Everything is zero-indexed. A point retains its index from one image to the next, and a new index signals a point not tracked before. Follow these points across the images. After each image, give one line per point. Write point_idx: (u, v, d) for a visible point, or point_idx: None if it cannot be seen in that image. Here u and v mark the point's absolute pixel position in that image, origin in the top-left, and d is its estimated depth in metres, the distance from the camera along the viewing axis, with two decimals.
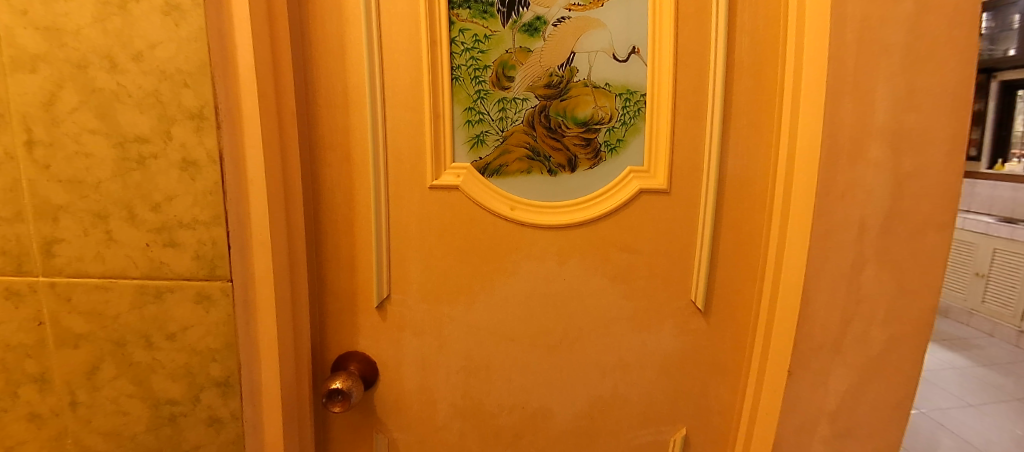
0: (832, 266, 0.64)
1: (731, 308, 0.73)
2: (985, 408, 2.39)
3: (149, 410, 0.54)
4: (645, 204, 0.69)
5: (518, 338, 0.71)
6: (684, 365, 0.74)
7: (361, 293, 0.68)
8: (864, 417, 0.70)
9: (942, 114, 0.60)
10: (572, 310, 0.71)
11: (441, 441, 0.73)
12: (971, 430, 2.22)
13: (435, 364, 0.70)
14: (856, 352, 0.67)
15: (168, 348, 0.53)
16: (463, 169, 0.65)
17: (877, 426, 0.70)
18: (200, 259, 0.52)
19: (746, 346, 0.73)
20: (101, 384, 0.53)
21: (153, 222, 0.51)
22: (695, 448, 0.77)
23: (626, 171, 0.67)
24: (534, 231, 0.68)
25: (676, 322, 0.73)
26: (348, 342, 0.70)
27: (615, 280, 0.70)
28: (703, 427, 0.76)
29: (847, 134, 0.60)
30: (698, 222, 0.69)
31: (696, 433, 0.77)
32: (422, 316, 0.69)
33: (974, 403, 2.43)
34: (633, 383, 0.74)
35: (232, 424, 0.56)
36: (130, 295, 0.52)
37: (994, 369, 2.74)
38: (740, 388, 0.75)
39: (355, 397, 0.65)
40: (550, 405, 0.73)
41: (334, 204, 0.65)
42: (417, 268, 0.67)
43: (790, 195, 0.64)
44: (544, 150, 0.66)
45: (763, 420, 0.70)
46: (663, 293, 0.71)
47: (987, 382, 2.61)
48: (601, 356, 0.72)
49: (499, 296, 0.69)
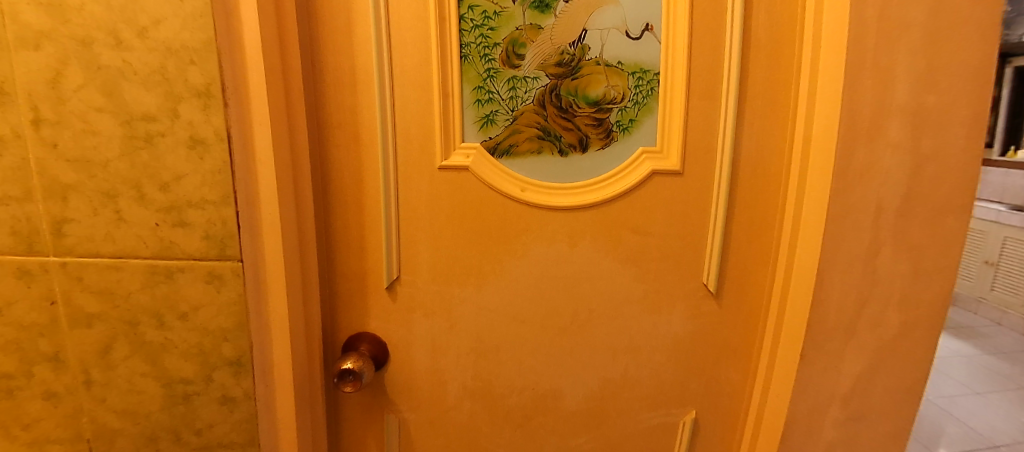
0: (848, 249, 0.63)
1: (744, 290, 0.72)
2: (991, 396, 2.38)
3: (162, 389, 0.55)
4: (658, 186, 0.67)
5: (529, 320, 0.70)
6: (695, 347, 0.74)
7: (370, 275, 0.68)
8: (877, 402, 0.69)
9: (964, 95, 0.58)
10: (582, 292, 0.70)
11: (451, 422, 0.73)
12: (976, 418, 2.22)
13: (445, 346, 0.70)
14: (871, 334, 0.66)
15: (179, 328, 0.53)
16: (472, 149, 0.64)
17: (889, 410, 0.69)
18: (210, 239, 0.51)
19: (759, 329, 0.72)
20: (115, 363, 0.53)
21: (163, 202, 0.50)
22: (704, 431, 0.77)
23: (638, 152, 0.66)
24: (545, 212, 0.67)
25: (687, 305, 0.72)
26: (358, 323, 0.69)
27: (626, 263, 0.69)
28: (713, 409, 0.76)
29: (867, 114, 0.58)
30: (712, 203, 0.68)
31: (705, 416, 0.76)
32: (432, 298, 0.68)
33: (981, 391, 2.42)
34: (644, 366, 0.74)
35: (245, 404, 0.56)
36: (141, 275, 0.52)
37: (1002, 357, 2.72)
38: (752, 371, 0.74)
39: (365, 378, 0.65)
40: (560, 387, 0.73)
41: (343, 185, 0.64)
42: (426, 250, 0.67)
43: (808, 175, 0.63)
44: (554, 130, 0.64)
45: (774, 403, 0.70)
46: (674, 275, 0.71)
47: (993, 370, 2.60)
48: (612, 338, 0.72)
49: (509, 278, 0.68)
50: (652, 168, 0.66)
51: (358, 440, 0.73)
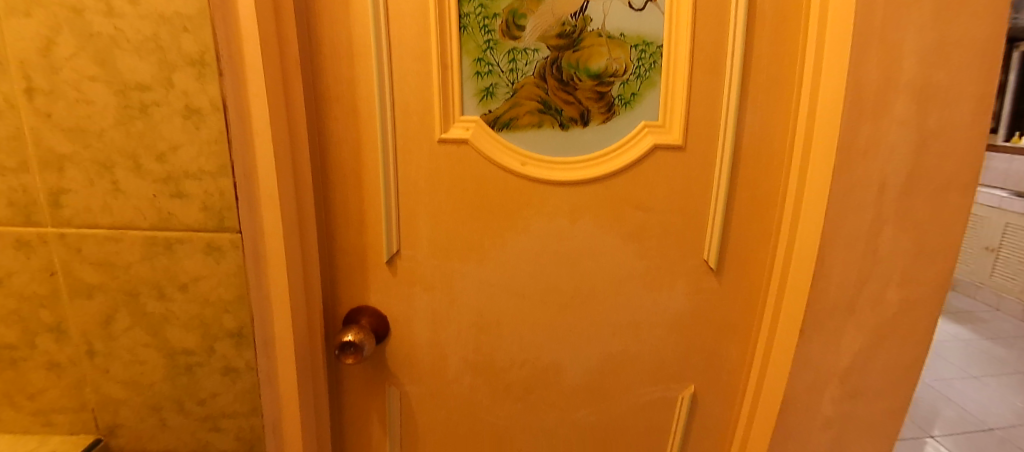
0: (851, 224, 0.62)
1: (745, 265, 0.72)
2: (988, 380, 2.40)
3: (165, 360, 0.55)
4: (660, 161, 0.67)
5: (529, 295, 0.70)
6: (694, 324, 0.74)
7: (370, 249, 0.67)
8: (874, 378, 0.70)
9: (971, 71, 0.57)
10: (583, 268, 0.70)
11: (452, 395, 0.74)
12: (972, 402, 2.24)
13: (446, 321, 0.71)
14: (872, 310, 0.66)
15: (180, 299, 0.53)
16: (472, 122, 0.63)
17: (886, 386, 0.70)
18: (208, 210, 0.51)
19: (759, 304, 0.72)
20: (117, 334, 0.54)
21: (160, 173, 0.50)
22: (702, 406, 0.78)
23: (640, 126, 0.65)
24: (546, 187, 0.66)
25: (688, 281, 0.72)
26: (359, 296, 0.69)
27: (627, 239, 0.69)
28: (712, 385, 0.77)
29: (872, 89, 0.57)
30: (714, 178, 0.67)
31: (704, 392, 0.77)
32: (432, 272, 0.69)
33: (977, 375, 2.44)
34: (644, 342, 0.74)
35: (247, 374, 0.56)
36: (140, 246, 0.52)
37: (999, 342, 2.74)
38: (752, 346, 0.74)
39: (367, 350, 0.65)
40: (560, 362, 0.74)
41: (341, 158, 0.63)
42: (427, 224, 0.66)
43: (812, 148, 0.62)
44: (555, 103, 0.64)
45: (772, 377, 0.70)
46: (675, 251, 0.70)
47: (990, 355, 2.62)
48: (612, 314, 0.72)
49: (510, 253, 0.68)
50: (654, 142, 0.65)
51: (360, 413, 0.74)
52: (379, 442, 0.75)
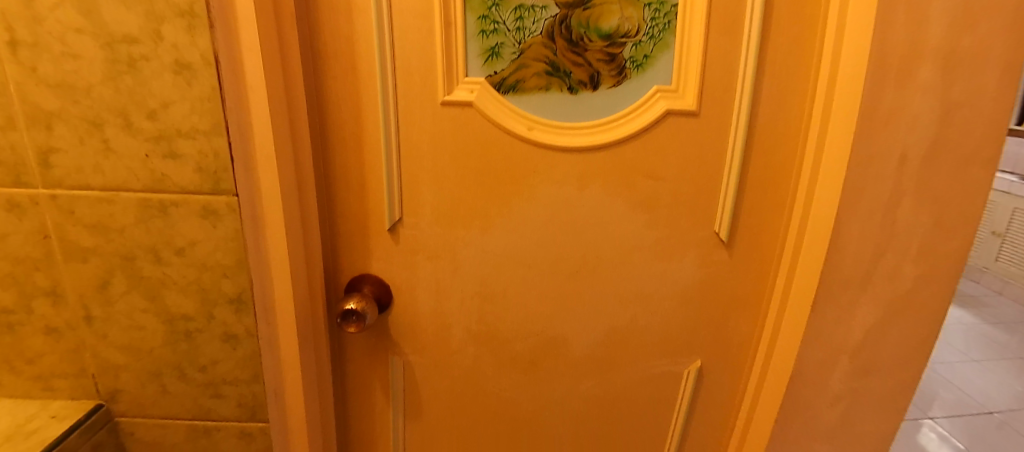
0: (871, 194, 0.59)
1: (758, 237, 0.69)
2: (989, 364, 2.39)
3: (163, 326, 0.54)
4: (672, 127, 0.64)
5: (534, 265, 0.69)
6: (703, 297, 0.72)
7: (372, 217, 0.65)
8: (884, 353, 0.68)
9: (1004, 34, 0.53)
10: (590, 238, 0.68)
11: (456, 366, 0.73)
12: (972, 385, 2.23)
13: (449, 290, 0.69)
14: (889, 282, 0.64)
15: (177, 263, 0.52)
16: (477, 84, 0.60)
17: (896, 361, 0.69)
18: (202, 172, 0.49)
19: (771, 277, 0.70)
20: (114, 298, 0.53)
21: (151, 131, 0.48)
22: (708, 380, 0.77)
23: (652, 91, 0.62)
24: (553, 153, 0.64)
25: (698, 253, 0.70)
26: (361, 265, 0.68)
27: (636, 208, 0.67)
28: (718, 359, 0.76)
29: (899, 52, 0.54)
30: (728, 145, 0.64)
31: (710, 366, 0.76)
32: (435, 240, 0.67)
33: (979, 358, 2.43)
34: (651, 315, 0.72)
35: (247, 341, 0.55)
36: (134, 209, 0.50)
37: (1000, 326, 2.72)
38: (762, 319, 0.73)
39: (369, 319, 0.64)
40: (565, 334, 0.72)
41: (341, 120, 0.61)
42: (430, 191, 0.64)
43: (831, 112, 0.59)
44: (564, 65, 0.60)
45: (780, 350, 0.69)
46: (687, 221, 0.68)
47: (992, 339, 2.60)
48: (619, 286, 0.70)
49: (516, 221, 0.66)
50: (667, 108, 0.62)
51: (363, 382, 0.73)
52: (382, 412, 0.75)
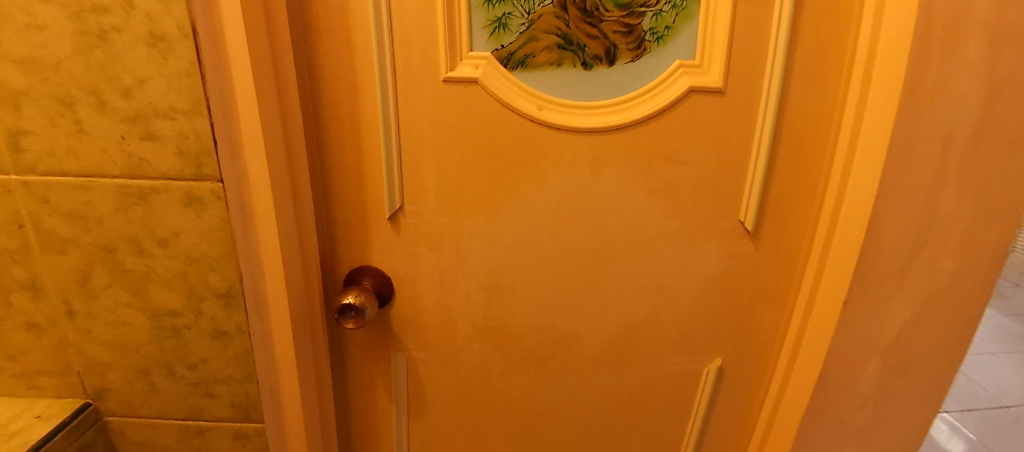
0: (916, 177, 0.53)
1: (786, 225, 0.63)
2: (1005, 356, 2.30)
3: (149, 322, 0.51)
4: (695, 106, 0.58)
5: (544, 256, 0.64)
6: (725, 290, 0.67)
7: (370, 204, 0.61)
8: (922, 351, 0.63)
9: None
10: (605, 227, 0.63)
11: (462, 362, 0.69)
12: (989, 378, 2.15)
13: (454, 283, 0.65)
14: (933, 274, 0.58)
15: (160, 255, 0.48)
16: (482, 59, 0.55)
17: (935, 360, 0.63)
18: (183, 155, 0.45)
19: (800, 268, 0.65)
20: (96, 292, 0.49)
21: (127, 111, 0.44)
22: (728, 379, 0.72)
23: (674, 66, 0.56)
24: (566, 135, 0.58)
25: (721, 243, 0.64)
26: (360, 256, 0.64)
27: (655, 195, 0.62)
28: (740, 356, 0.71)
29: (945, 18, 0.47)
30: (757, 125, 0.58)
31: (730, 364, 0.71)
32: (439, 229, 0.62)
33: (995, 350, 2.34)
34: (669, 309, 0.68)
35: (239, 338, 0.52)
36: (112, 197, 0.46)
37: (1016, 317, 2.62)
38: (789, 314, 0.67)
39: (369, 314, 0.59)
40: (577, 330, 0.68)
41: (336, 100, 0.56)
42: (432, 176, 0.60)
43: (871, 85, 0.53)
44: (577, 37, 0.55)
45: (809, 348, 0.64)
46: (707, 208, 0.63)
47: (1012, 332, 2.49)
48: (635, 278, 0.66)
49: (526, 209, 0.62)
50: (690, 85, 0.56)
51: (365, 379, 0.70)
52: (385, 410, 0.71)
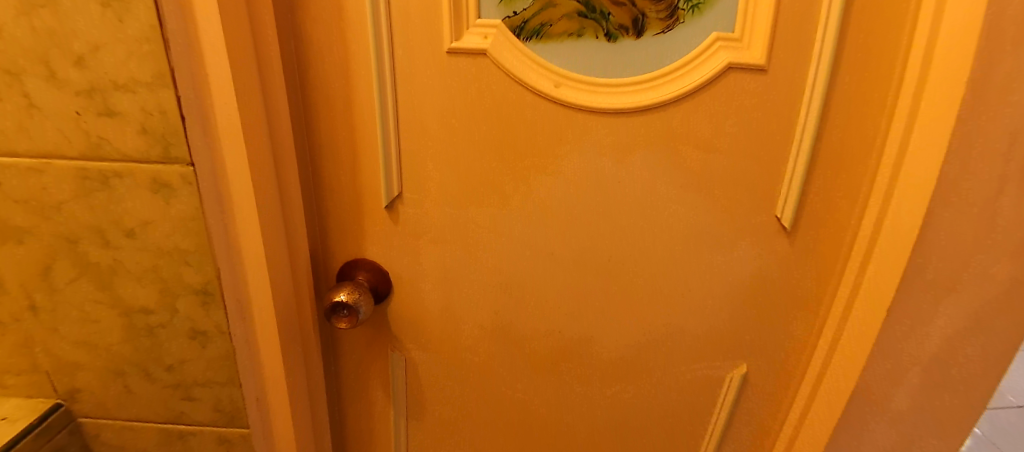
0: (990, 175, 0.45)
1: (826, 223, 0.56)
2: None
3: (120, 320, 0.46)
4: (734, 86, 0.50)
5: (558, 253, 0.58)
6: (756, 293, 0.60)
7: (366, 192, 0.55)
8: (975, 366, 0.56)
9: None
10: (626, 222, 0.56)
11: (465, 364, 0.64)
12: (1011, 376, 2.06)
13: (458, 279, 0.59)
14: (1002, 284, 0.51)
15: (128, 247, 0.43)
16: (493, 28, 0.48)
17: (989, 376, 0.56)
18: (148, 135, 0.39)
19: (838, 272, 0.58)
20: (60, 287, 0.44)
21: (81, 83, 0.38)
22: (752, 387, 0.66)
23: (710, 39, 0.48)
24: (585, 117, 0.52)
25: (755, 240, 0.57)
26: (355, 248, 0.58)
27: (683, 186, 0.55)
28: (768, 363, 0.64)
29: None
30: (800, 110, 0.51)
31: (756, 371, 0.65)
32: (441, 221, 0.56)
33: None
34: (693, 312, 0.61)
35: (219, 339, 0.47)
36: (71, 181, 0.41)
37: None
38: (823, 321, 0.61)
39: (364, 313, 0.54)
40: (591, 332, 0.62)
41: (326, 74, 0.50)
42: (434, 162, 0.54)
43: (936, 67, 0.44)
44: (602, 3, 0.47)
45: (841, 360, 0.57)
46: (740, 203, 0.55)
47: None
48: (657, 278, 0.59)
49: (537, 200, 0.55)
50: (728, 61, 0.48)
51: (361, 379, 0.65)
52: (383, 411, 0.67)
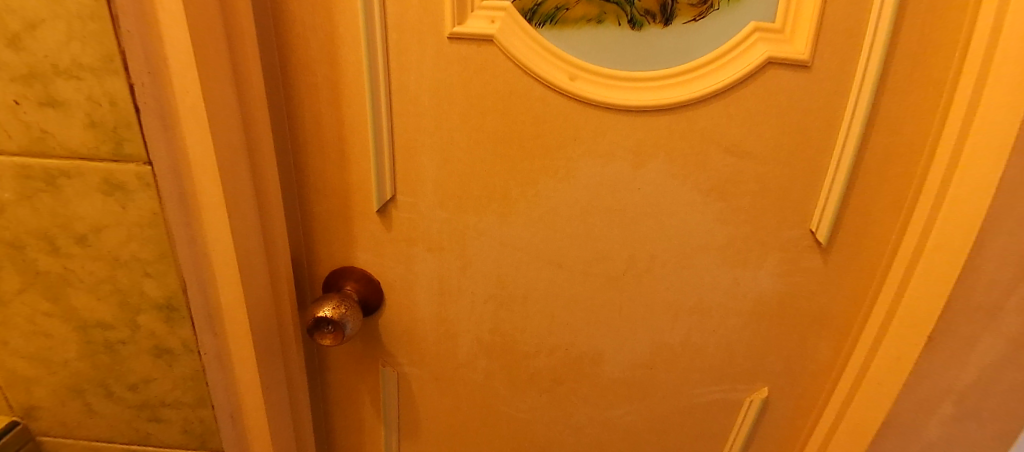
0: None
1: (862, 243, 0.49)
2: None
3: (76, 334, 0.41)
4: (768, 85, 0.43)
5: (567, 265, 0.52)
6: (780, 314, 0.54)
7: (355, 194, 0.50)
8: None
9: None
10: (644, 233, 0.50)
11: (462, 380, 0.59)
12: None
13: (455, 291, 0.54)
14: None
15: (81, 255, 0.38)
16: (500, 11, 0.42)
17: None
18: (97, 129, 0.34)
19: (871, 298, 0.51)
20: (6, 298, 0.40)
21: (18, 66, 0.32)
22: (772, 413, 0.60)
23: (748, 29, 0.41)
24: (601, 115, 0.45)
25: (781, 257, 0.51)
26: (343, 255, 0.53)
27: (709, 196, 0.48)
28: (791, 389, 0.58)
29: None
30: (845, 115, 0.43)
31: (778, 397, 0.59)
32: (439, 227, 0.51)
33: None
34: (713, 332, 0.55)
35: (186, 357, 0.43)
36: (11, 180, 0.35)
37: None
38: (848, 350, 0.54)
39: (351, 329, 0.49)
40: (600, 351, 0.56)
41: (311, 62, 0.44)
42: (432, 163, 0.48)
43: (1003, 68, 0.37)
44: None
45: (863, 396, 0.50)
46: (770, 218, 0.49)
47: None
48: (674, 295, 0.53)
49: (546, 207, 0.49)
50: (768, 54, 0.41)
51: (349, 393, 0.60)
52: (372, 427, 0.62)
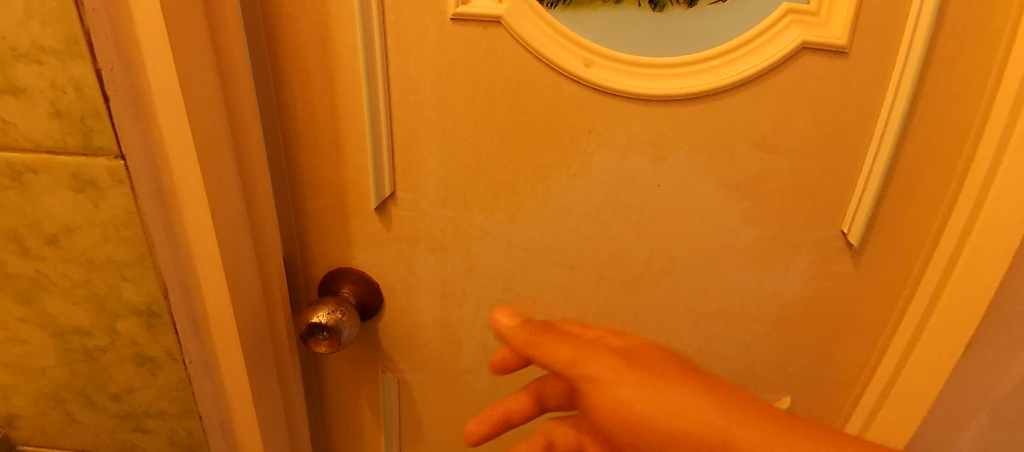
0: None
1: (898, 248, 0.44)
2: None
3: (53, 341, 0.38)
4: (803, 73, 0.38)
5: (580, 268, 0.48)
6: (808, 322, 0.49)
7: (352, 190, 0.46)
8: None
9: None
10: (664, 234, 0.46)
11: (466, 387, 0.56)
12: None
13: (459, 293, 0.51)
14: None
15: (53, 258, 0.35)
16: None
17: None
18: (63, 121, 0.30)
19: (900, 311, 0.45)
20: None
21: None
22: None
23: (781, 10, 0.36)
24: (618, 106, 0.41)
25: (811, 261, 0.46)
26: (341, 255, 0.50)
27: (737, 195, 0.43)
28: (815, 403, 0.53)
29: None
30: (882, 107, 0.38)
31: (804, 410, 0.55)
32: (442, 226, 0.47)
33: None
34: (735, 340, 0.50)
35: (170, 366, 0.40)
36: None
37: None
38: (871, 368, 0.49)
39: (349, 335, 0.46)
40: None
41: (303, 47, 0.41)
42: (434, 157, 0.44)
43: None
44: None
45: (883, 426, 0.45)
46: (800, 219, 0.44)
47: None
48: (695, 300, 0.49)
49: (557, 205, 0.46)
50: (801, 39, 0.36)
51: (348, 399, 0.57)
52: (373, 434, 0.59)
